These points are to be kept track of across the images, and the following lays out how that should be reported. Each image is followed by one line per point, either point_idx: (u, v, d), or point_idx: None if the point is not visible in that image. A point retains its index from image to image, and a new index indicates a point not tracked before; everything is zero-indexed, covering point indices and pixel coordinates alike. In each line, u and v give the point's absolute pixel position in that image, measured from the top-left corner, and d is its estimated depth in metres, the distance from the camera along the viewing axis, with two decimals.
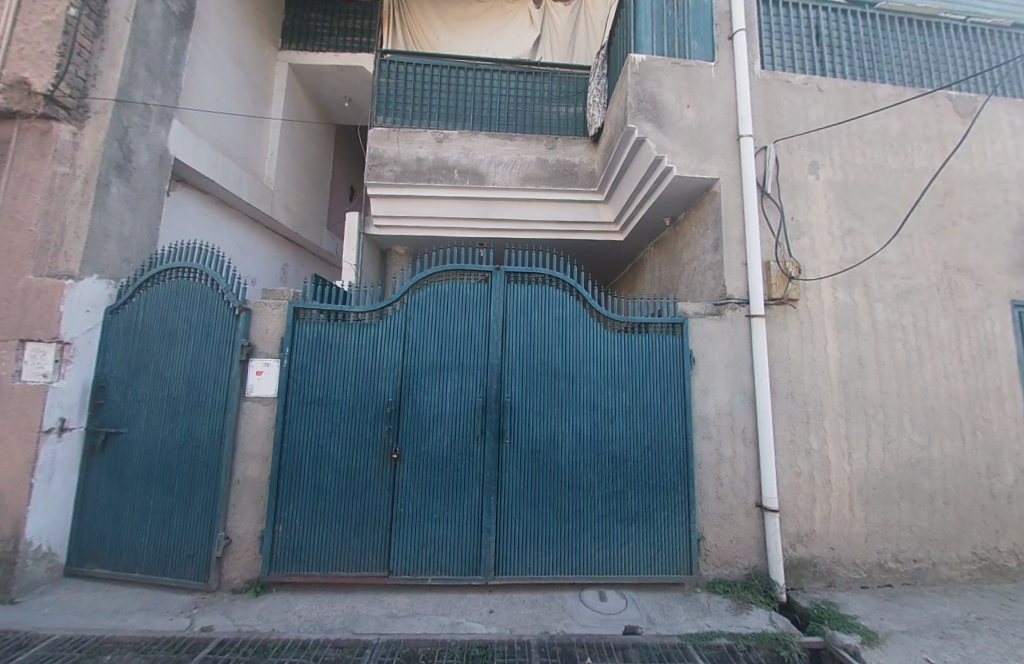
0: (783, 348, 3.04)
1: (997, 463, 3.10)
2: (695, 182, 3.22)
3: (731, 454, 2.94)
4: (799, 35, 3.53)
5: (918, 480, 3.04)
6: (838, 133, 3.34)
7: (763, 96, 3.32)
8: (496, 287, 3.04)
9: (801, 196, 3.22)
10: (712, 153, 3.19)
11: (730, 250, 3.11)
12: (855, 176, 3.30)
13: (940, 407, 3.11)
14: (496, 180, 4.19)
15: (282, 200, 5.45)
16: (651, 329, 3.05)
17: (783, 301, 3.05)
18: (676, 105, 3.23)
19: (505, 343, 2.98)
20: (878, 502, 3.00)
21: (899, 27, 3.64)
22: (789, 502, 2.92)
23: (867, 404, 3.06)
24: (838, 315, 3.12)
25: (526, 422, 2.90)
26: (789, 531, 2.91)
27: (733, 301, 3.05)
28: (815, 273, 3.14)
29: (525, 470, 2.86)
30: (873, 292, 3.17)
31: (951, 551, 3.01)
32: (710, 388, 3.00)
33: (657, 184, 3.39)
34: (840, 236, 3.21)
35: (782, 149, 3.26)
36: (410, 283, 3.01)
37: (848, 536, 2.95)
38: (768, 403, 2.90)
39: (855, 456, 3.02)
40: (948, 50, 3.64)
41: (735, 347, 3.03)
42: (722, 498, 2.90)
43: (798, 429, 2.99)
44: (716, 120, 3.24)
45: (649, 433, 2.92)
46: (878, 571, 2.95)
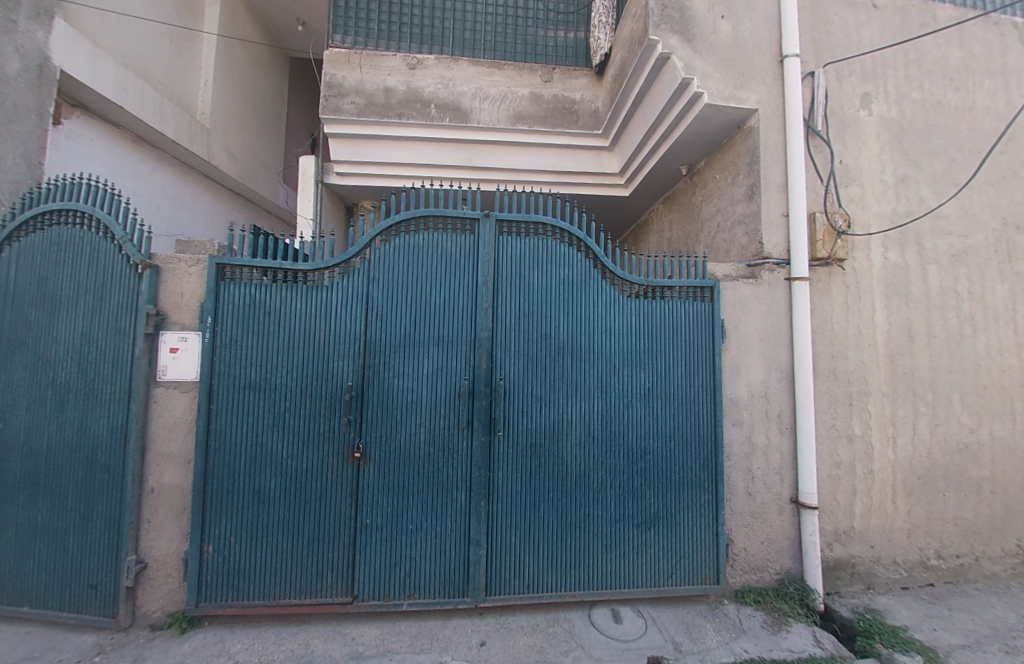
0: (827, 318, 2.56)
1: None
2: (729, 114, 2.63)
3: (766, 442, 2.48)
4: None
5: (965, 467, 2.68)
6: (894, 58, 2.77)
7: (811, 9, 2.69)
8: (485, 239, 2.40)
9: (851, 135, 2.68)
10: (750, 77, 2.58)
11: (770, 197, 2.56)
12: (912, 113, 2.77)
13: (992, 384, 2.73)
14: (482, 118, 3.46)
15: (222, 141, 4.56)
16: (673, 293, 2.52)
17: (828, 261, 2.54)
18: (708, 14, 2.57)
19: (498, 311, 2.38)
20: (922, 493, 2.62)
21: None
22: (828, 496, 2.51)
23: (915, 383, 2.64)
24: (888, 279, 2.65)
25: (525, 409, 2.35)
26: (827, 529, 2.50)
27: (771, 260, 2.53)
28: (864, 228, 2.64)
29: (524, 467, 2.33)
30: (926, 252, 2.71)
31: (995, 544, 2.69)
32: (743, 366, 2.51)
33: (680, 117, 2.76)
34: (892, 184, 2.70)
35: (831, 76, 2.68)
36: (374, 232, 2.33)
37: (889, 533, 2.58)
38: (810, 382, 2.43)
39: (901, 441, 2.61)
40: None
41: (771, 316, 2.53)
42: (753, 494, 2.46)
43: (840, 412, 2.54)
44: (755, 37, 2.62)
45: (671, 421, 2.43)
46: (919, 569, 2.60)
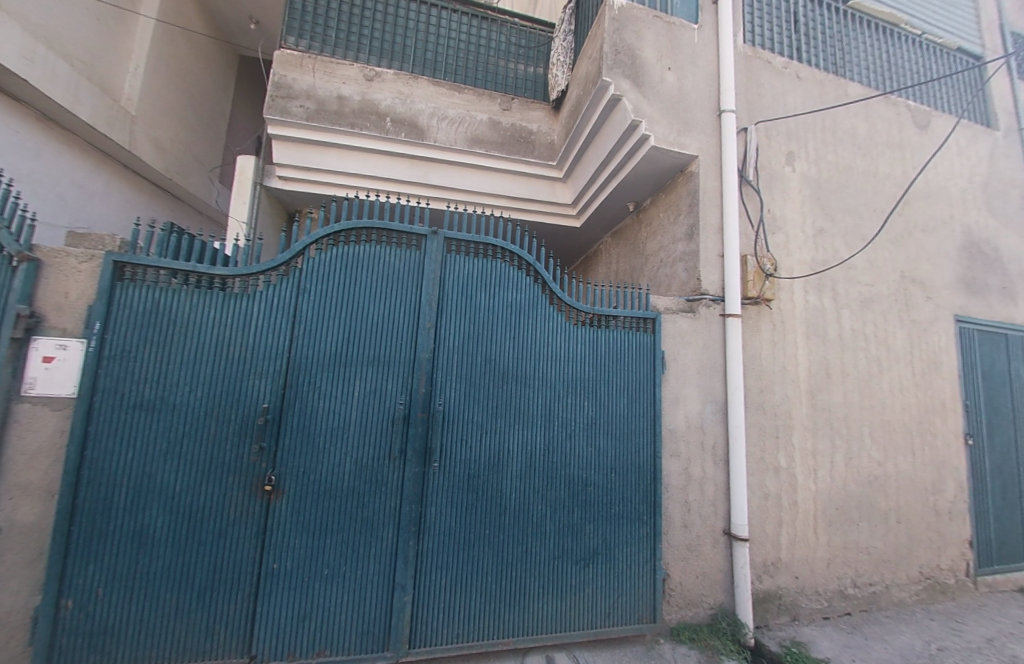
0: (756, 354, 2.71)
1: (940, 479, 3.04)
2: (673, 158, 2.79)
3: (701, 473, 2.52)
4: (778, 16, 3.20)
5: (875, 497, 2.88)
6: (813, 124, 3.11)
7: (745, 73, 2.97)
8: (432, 256, 2.31)
9: (777, 187, 2.94)
10: (692, 126, 2.77)
11: (707, 238, 2.71)
12: (827, 173, 3.09)
13: (895, 420, 2.99)
14: (438, 137, 3.43)
15: (149, 131, 4.15)
16: (616, 323, 2.55)
17: (758, 300, 2.72)
18: (656, 64, 2.76)
19: (440, 332, 2.26)
20: (839, 523, 2.77)
21: (871, 20, 3.45)
22: (758, 527, 2.58)
23: (832, 418, 2.84)
24: (808, 320, 2.87)
25: (464, 438, 2.22)
26: (757, 560, 2.55)
27: (708, 297, 2.65)
28: (788, 272, 2.86)
29: (459, 501, 2.17)
30: (840, 297, 2.98)
31: (901, 572, 2.88)
32: (681, 397, 2.57)
33: (628, 156, 2.89)
34: (812, 235, 2.98)
35: (762, 133, 2.95)
36: (308, 239, 2.16)
37: (812, 563, 2.68)
38: (741, 414, 2.53)
39: (820, 473, 2.77)
40: (908, 53, 3.53)
41: (708, 349, 2.63)
42: (689, 526, 2.47)
43: (768, 444, 2.66)
44: (697, 90, 2.83)
45: (613, 452, 2.41)
46: (838, 599, 2.71)
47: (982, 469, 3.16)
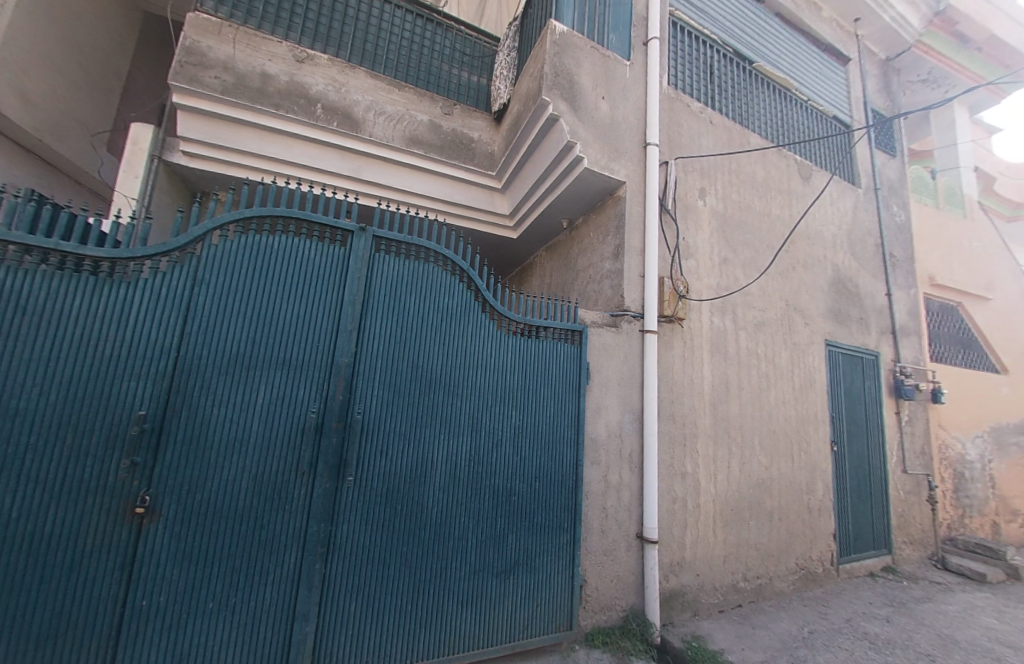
0: (669, 368, 2.95)
1: (812, 480, 3.54)
2: (603, 181, 2.96)
3: (618, 480, 2.66)
4: (698, 67, 3.60)
5: (762, 498, 3.26)
6: (722, 166, 3.51)
7: (668, 113, 3.28)
8: (358, 254, 2.17)
9: (691, 218, 3.26)
10: (621, 154, 2.98)
11: (631, 258, 2.91)
12: (732, 210, 3.51)
13: (779, 430, 3.43)
14: (374, 132, 3.29)
15: (13, 79, 3.38)
16: (545, 334, 2.62)
17: (672, 319, 2.97)
18: (592, 92, 2.93)
19: (364, 335, 2.12)
20: (733, 523, 3.09)
21: (769, 83, 4.02)
22: (666, 530, 2.77)
23: (730, 427, 3.18)
24: (713, 339, 3.20)
25: (384, 449, 2.09)
26: (664, 560, 2.74)
27: (630, 313, 2.83)
28: (698, 295, 3.17)
29: (376, 516, 2.03)
30: (738, 320, 3.37)
31: (782, 564, 3.27)
32: (603, 407, 2.69)
33: (563, 175, 3.01)
34: (718, 263, 3.34)
35: (680, 168, 3.26)
36: (212, 224, 1.91)
37: (711, 560, 2.94)
38: (655, 423, 2.72)
39: (719, 478, 3.07)
40: (797, 114, 4.19)
41: (628, 363, 2.80)
42: (606, 531, 2.58)
43: (677, 451, 2.89)
44: (627, 122, 3.06)
45: (537, 461, 2.44)
46: (732, 592, 3.00)
47: (842, 470, 3.74)
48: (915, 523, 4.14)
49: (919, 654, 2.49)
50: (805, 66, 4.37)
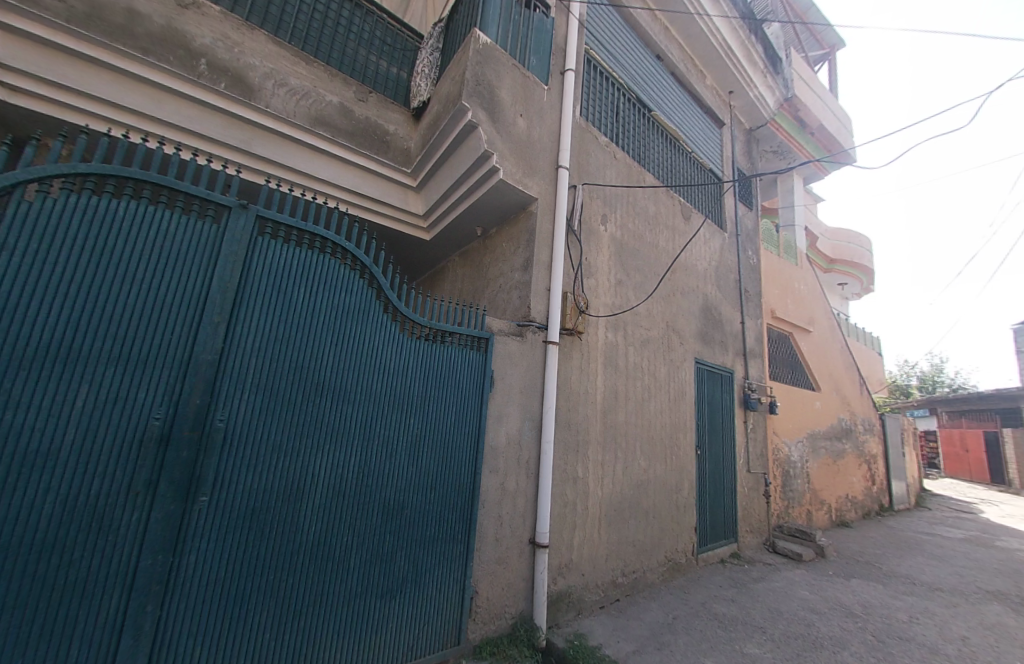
0: (567, 378, 3.12)
1: (680, 480, 4.03)
2: (517, 195, 3.05)
3: (515, 487, 2.69)
4: (606, 105, 3.97)
5: (641, 499, 3.61)
6: (622, 196, 3.89)
7: (578, 141, 3.54)
8: (235, 235, 1.88)
9: (593, 240, 3.54)
10: (535, 172, 3.11)
11: (538, 271, 3.03)
12: (628, 238, 3.90)
13: (656, 436, 3.86)
14: (273, 104, 2.94)
15: None
16: (452, 340, 2.57)
17: (572, 332, 3.16)
18: (510, 108, 3.02)
19: (235, 329, 1.83)
20: (616, 522, 3.36)
21: (663, 131, 4.62)
22: (556, 533, 2.89)
23: (617, 434, 3.47)
24: (606, 352, 3.48)
25: (251, 462, 1.81)
26: (554, 563, 2.84)
27: (534, 324, 2.93)
28: (596, 311, 3.43)
29: (237, 542, 1.74)
30: (629, 337, 3.73)
31: (654, 557, 3.65)
32: (504, 415, 2.72)
33: (479, 183, 3.03)
34: (614, 284, 3.67)
35: (586, 193, 3.52)
36: (23, 175, 1.47)
37: (595, 560, 3.14)
38: (551, 431, 2.83)
39: (606, 481, 3.32)
40: (683, 161, 4.87)
41: (530, 372, 2.88)
42: (500, 539, 2.59)
43: (570, 457, 3.05)
44: (542, 142, 3.21)
45: (434, 472, 2.35)
46: (611, 588, 3.24)
47: (703, 471, 4.34)
48: (754, 513, 4.99)
49: (752, 627, 2.96)
50: (691, 122, 5.12)
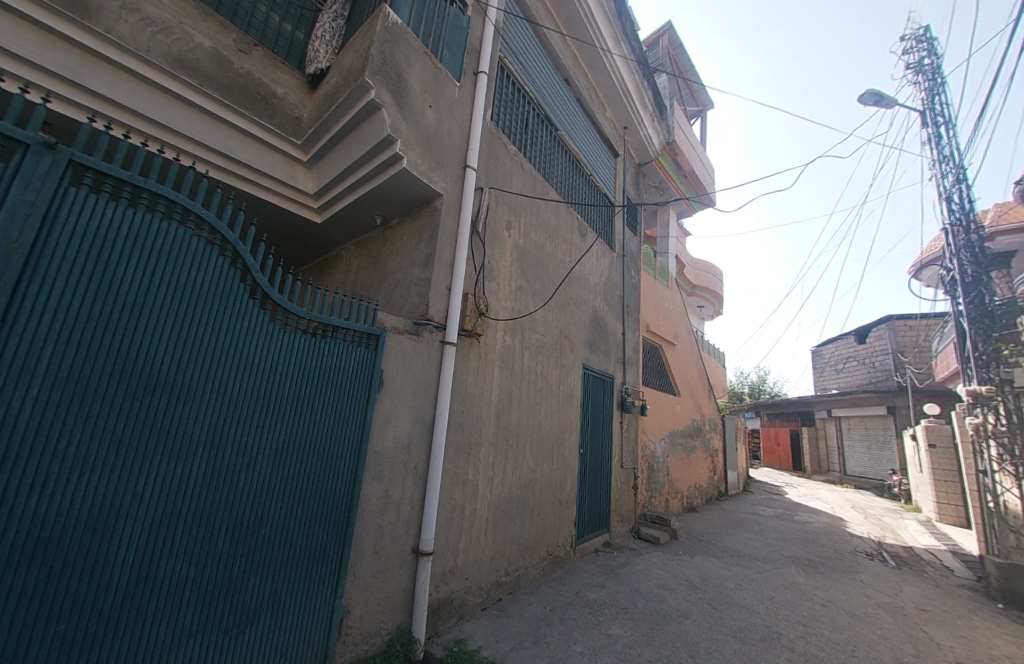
0: (462, 380, 3.08)
1: (564, 478, 4.30)
2: (422, 189, 2.94)
3: (399, 495, 2.54)
4: (516, 115, 4.09)
5: (527, 498, 3.74)
6: (526, 205, 4.02)
7: (488, 144, 3.56)
8: (34, 180, 1.41)
9: (497, 244, 3.58)
10: (441, 167, 3.03)
11: (439, 269, 2.94)
12: (530, 246, 4.05)
13: (545, 437, 4.05)
14: (115, 31, 2.30)
15: None
16: (338, 335, 2.36)
17: (470, 334, 3.13)
18: (419, 97, 2.90)
19: (25, 303, 1.36)
20: (502, 523, 3.41)
21: (566, 151, 4.95)
22: (442, 539, 2.81)
23: (508, 435, 3.54)
24: (503, 355, 3.54)
25: (39, 480, 1.36)
26: (437, 570, 2.76)
27: (432, 323, 2.83)
28: (495, 314, 3.47)
29: (7, 590, 1.28)
30: (525, 341, 3.85)
31: (536, 553, 3.81)
32: (392, 418, 2.56)
33: (380, 169, 2.84)
34: (514, 289, 3.76)
35: (493, 197, 3.56)
36: None
37: (479, 562, 3.14)
38: (443, 434, 2.76)
39: (495, 482, 3.36)
40: (583, 182, 5.28)
41: (424, 373, 2.77)
42: (379, 551, 2.41)
43: (460, 460, 3.00)
44: (451, 139, 3.15)
45: (302, 483, 2.11)
46: (494, 588, 3.28)
47: (585, 469, 4.71)
48: (625, 505, 5.58)
49: (617, 609, 3.27)
50: (592, 147, 5.59)
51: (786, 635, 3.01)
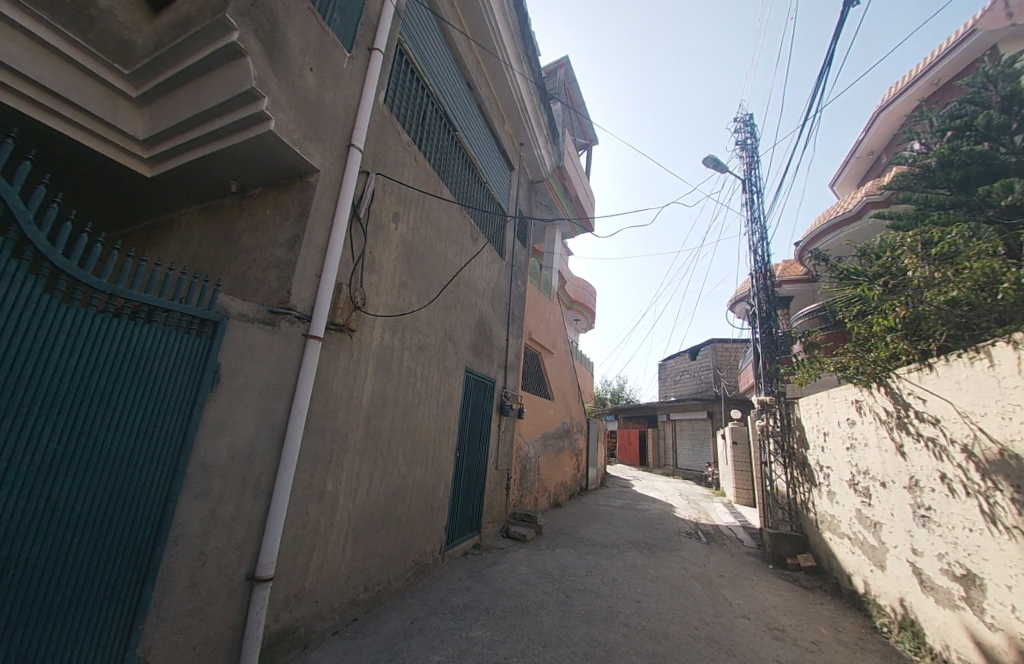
0: (328, 379, 2.77)
1: (437, 483, 4.20)
2: (293, 160, 2.58)
3: (233, 513, 2.14)
4: (412, 105, 3.92)
5: (395, 506, 3.53)
6: (417, 199, 3.87)
7: (378, 127, 3.33)
8: None
9: (380, 235, 3.35)
10: (320, 140, 2.71)
11: (308, 253, 2.61)
12: (418, 242, 3.89)
13: (420, 441, 3.90)
14: None
15: None
16: (156, 318, 1.91)
17: (341, 328, 2.84)
18: (297, 56, 2.56)
19: None
20: (364, 535, 3.15)
21: (463, 154, 4.95)
22: (286, 560, 2.46)
23: (379, 440, 3.30)
24: (379, 354, 3.30)
25: None
26: (277, 597, 2.39)
27: (293, 313, 2.48)
28: (373, 309, 3.23)
29: None
30: (405, 341, 3.67)
31: (400, 564, 3.61)
32: (229, 422, 2.15)
33: (240, 128, 2.41)
34: (397, 285, 3.56)
35: (380, 184, 3.33)
36: None
37: (333, 581, 2.83)
38: (297, 439, 2.43)
39: (359, 492, 3.09)
40: (477, 187, 5.34)
41: (280, 370, 2.41)
42: (199, 583, 1.98)
43: (317, 469, 2.68)
44: (334, 111, 2.84)
45: (80, 504, 1.60)
46: (349, 607, 2.99)
47: (459, 472, 4.69)
48: (496, 505, 5.72)
49: (480, 611, 3.30)
50: (488, 155, 5.70)
51: (623, 612, 3.43)
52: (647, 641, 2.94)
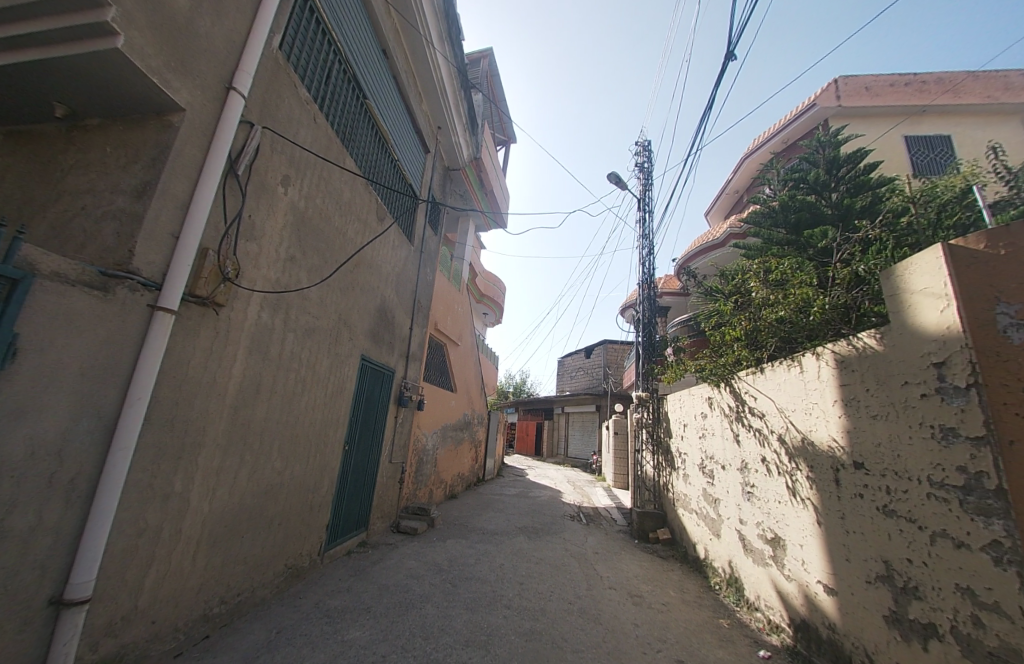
0: (182, 360, 2.34)
1: (319, 479, 3.86)
2: (150, 92, 2.10)
3: (30, 525, 1.68)
4: (316, 57, 3.50)
5: (265, 506, 3.15)
6: (313, 166, 3.47)
7: (268, 75, 2.89)
8: None
9: (264, 199, 2.93)
10: (189, 75, 2.25)
11: (163, 207, 2.15)
12: (312, 213, 3.50)
13: (301, 433, 3.54)
14: None
15: None
16: None
17: (204, 301, 2.42)
18: None
19: None
20: (223, 541, 2.75)
21: (373, 124, 4.59)
22: (112, 577, 2.02)
23: (248, 432, 2.90)
24: (254, 334, 2.90)
25: None
26: (96, 623, 1.96)
27: (137, 279, 2.03)
28: (248, 283, 2.81)
29: None
30: (289, 322, 3.28)
31: (268, 569, 3.23)
32: (29, 410, 1.67)
33: (71, 36, 1.87)
34: (282, 259, 3.16)
35: (266, 140, 2.90)
36: None
37: (177, 597, 2.41)
38: (134, 431, 2.01)
39: (219, 492, 2.68)
40: (387, 163, 5.01)
41: (113, 346, 1.95)
42: None
43: (162, 468, 2.25)
44: (211, 44, 2.39)
45: None
46: (199, 624, 2.58)
47: (347, 466, 4.38)
48: (387, 500, 5.49)
49: (359, 611, 3.13)
50: (402, 131, 5.39)
51: (506, 595, 3.59)
52: (526, 620, 3.12)
